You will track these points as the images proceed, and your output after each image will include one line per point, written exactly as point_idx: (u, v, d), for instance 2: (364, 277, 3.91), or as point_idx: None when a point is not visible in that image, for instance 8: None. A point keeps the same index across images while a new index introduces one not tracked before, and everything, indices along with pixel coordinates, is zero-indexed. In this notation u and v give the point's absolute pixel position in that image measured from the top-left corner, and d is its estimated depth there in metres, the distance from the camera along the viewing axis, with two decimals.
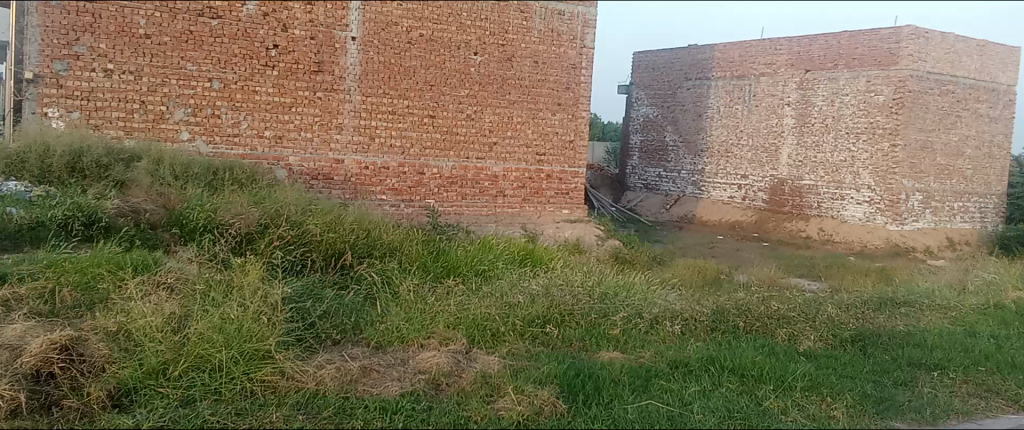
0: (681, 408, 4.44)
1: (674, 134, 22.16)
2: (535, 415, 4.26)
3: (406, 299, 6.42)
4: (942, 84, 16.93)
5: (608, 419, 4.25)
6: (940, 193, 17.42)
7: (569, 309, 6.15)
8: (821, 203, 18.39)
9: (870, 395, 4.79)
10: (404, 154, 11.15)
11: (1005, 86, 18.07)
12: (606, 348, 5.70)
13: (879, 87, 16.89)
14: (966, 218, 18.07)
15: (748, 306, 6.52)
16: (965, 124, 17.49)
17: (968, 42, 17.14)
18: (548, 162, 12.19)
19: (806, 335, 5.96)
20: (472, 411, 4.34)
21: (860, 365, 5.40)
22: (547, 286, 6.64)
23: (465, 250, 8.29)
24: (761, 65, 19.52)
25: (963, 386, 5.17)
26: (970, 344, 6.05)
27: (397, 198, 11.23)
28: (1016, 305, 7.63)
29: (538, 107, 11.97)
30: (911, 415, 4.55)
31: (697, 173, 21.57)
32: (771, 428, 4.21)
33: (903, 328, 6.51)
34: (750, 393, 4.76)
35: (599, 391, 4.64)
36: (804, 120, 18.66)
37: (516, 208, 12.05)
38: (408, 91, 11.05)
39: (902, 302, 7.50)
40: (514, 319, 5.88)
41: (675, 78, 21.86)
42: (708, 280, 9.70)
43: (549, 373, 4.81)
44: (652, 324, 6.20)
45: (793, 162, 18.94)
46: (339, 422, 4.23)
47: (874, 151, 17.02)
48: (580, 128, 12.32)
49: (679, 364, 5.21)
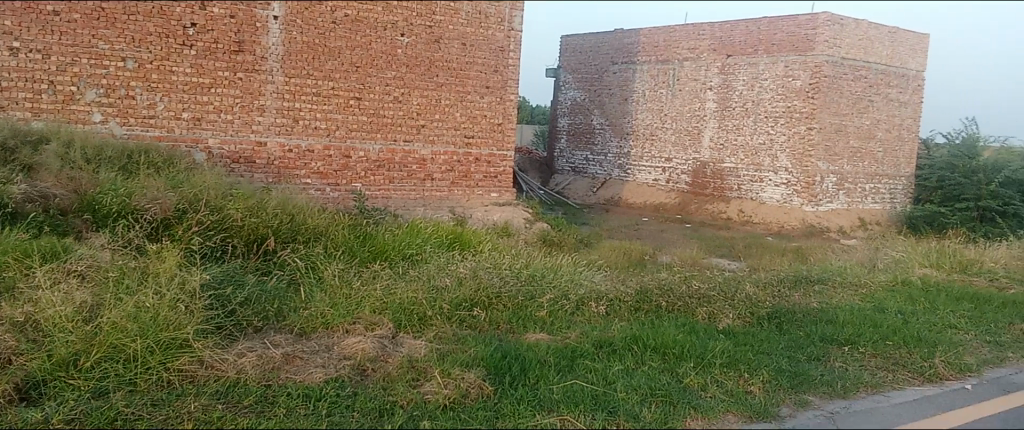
0: (605, 387, 4.50)
1: (600, 117, 22.40)
2: (461, 398, 4.25)
3: (331, 284, 6.30)
4: (856, 70, 17.57)
5: (533, 400, 4.27)
6: (853, 175, 18.12)
7: (496, 292, 6.15)
8: (741, 185, 18.89)
9: (786, 370, 4.95)
10: (329, 137, 10.94)
11: (914, 71, 18.86)
12: (533, 330, 5.73)
13: (797, 72, 17.42)
14: (877, 199, 18.85)
15: (671, 286, 6.66)
16: (877, 108, 18.20)
17: (880, 29, 17.82)
18: (476, 145, 12.14)
19: (726, 314, 6.12)
20: (397, 396, 4.30)
21: (777, 341, 5.57)
22: (475, 269, 6.63)
23: (392, 234, 8.20)
24: (685, 50, 19.87)
25: (872, 359, 5.40)
26: (879, 320, 6.32)
27: (323, 182, 11.01)
28: (920, 281, 8.00)
29: (466, 90, 11.91)
30: (822, 389, 4.73)
31: (623, 156, 21.87)
32: (691, 405, 4.31)
33: (817, 305, 6.75)
34: (672, 370, 4.86)
35: (526, 372, 4.66)
36: (725, 104, 19.10)
37: (444, 192, 11.97)
38: (333, 72, 10.82)
39: (816, 280, 7.78)
40: (441, 302, 5.85)
41: (602, 61, 22.08)
42: (633, 261, 9.86)
43: (475, 356, 4.80)
44: (578, 305, 6.26)
45: (715, 145, 19.39)
46: (260, 410, 4.14)
47: (791, 135, 17.55)
48: (508, 111, 12.31)
49: (604, 344, 5.28)
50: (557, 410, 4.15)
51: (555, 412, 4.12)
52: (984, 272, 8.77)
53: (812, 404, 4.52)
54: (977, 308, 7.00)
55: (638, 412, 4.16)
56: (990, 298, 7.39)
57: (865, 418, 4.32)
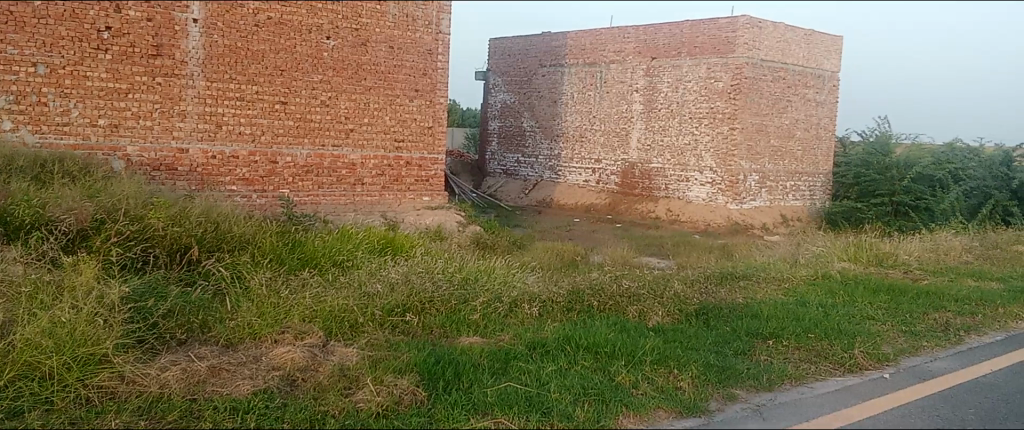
0: (538, 388, 4.52)
1: (530, 120, 22.52)
2: (395, 405, 4.20)
3: (258, 293, 6.15)
4: (775, 71, 18.14)
5: (467, 403, 4.26)
6: (775, 174, 18.68)
7: (428, 296, 6.11)
8: (668, 184, 19.25)
9: (713, 365, 5.07)
10: (254, 142, 10.69)
11: (830, 72, 19.57)
12: (466, 333, 5.70)
13: (718, 74, 17.88)
14: (798, 195, 19.48)
15: (601, 286, 6.75)
16: (796, 108, 18.82)
17: (796, 31, 18.44)
18: (406, 149, 12.05)
19: (655, 311, 6.22)
20: (328, 405, 4.23)
21: (705, 337, 5.70)
22: (407, 273, 6.57)
23: (322, 240, 8.07)
24: (611, 53, 20.17)
25: (796, 352, 5.58)
26: (801, 313, 6.53)
27: (249, 189, 10.76)
28: (839, 275, 8.29)
29: (395, 94, 11.81)
30: (749, 382, 4.87)
31: (553, 158, 22.03)
32: (623, 402, 4.37)
33: (742, 300, 6.94)
34: (604, 369, 4.92)
35: (459, 376, 4.64)
36: (651, 105, 19.46)
37: (375, 196, 11.84)
38: (256, 76, 10.59)
39: (740, 276, 7.99)
40: (373, 309, 5.78)
41: (530, 64, 22.22)
42: (565, 262, 9.94)
43: (408, 361, 4.76)
44: (511, 307, 6.27)
45: (642, 146, 19.72)
46: (185, 425, 4.01)
47: (715, 135, 18.00)
48: (438, 115, 12.26)
49: (537, 345, 5.30)
50: (491, 413, 4.15)
51: (489, 415, 4.12)
52: (899, 265, 9.14)
53: (739, 398, 4.63)
54: (892, 299, 7.30)
55: (571, 412, 4.19)
56: (904, 289, 7.71)
57: (789, 410, 4.45)
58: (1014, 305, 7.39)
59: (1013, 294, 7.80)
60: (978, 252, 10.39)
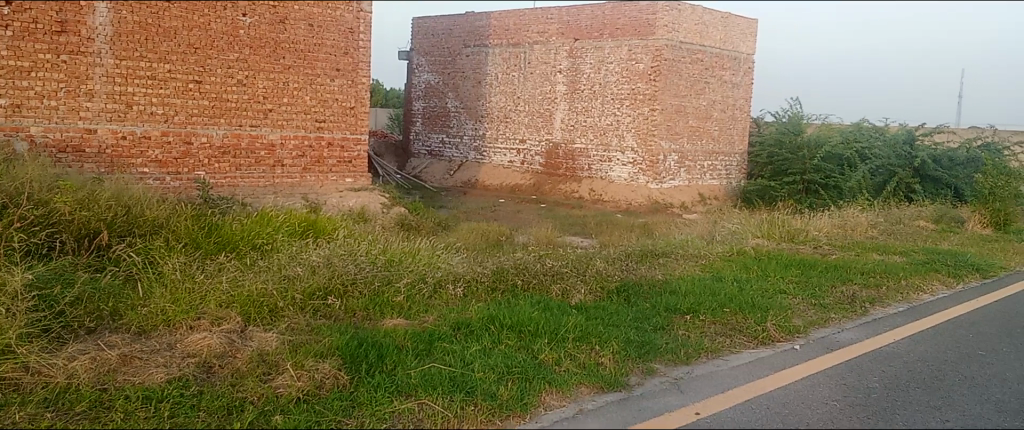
0: (462, 368, 4.52)
1: (454, 100, 22.38)
2: (316, 390, 4.14)
3: (172, 277, 5.97)
4: (693, 53, 18.53)
5: (390, 385, 4.23)
6: (693, 154, 19.11)
7: (351, 279, 6.03)
8: (591, 164, 19.48)
9: (633, 340, 5.18)
10: (167, 123, 10.30)
11: (746, 54, 20.08)
12: (390, 315, 5.64)
13: (639, 55, 18.17)
14: (717, 175, 19.98)
15: (525, 265, 6.80)
16: (714, 89, 19.27)
17: (714, 14, 18.87)
18: (328, 129, 11.81)
19: (578, 290, 6.32)
20: (247, 392, 4.13)
21: (626, 314, 5.82)
22: (329, 256, 6.46)
23: (240, 224, 7.85)
24: (535, 33, 20.21)
25: (712, 326, 5.75)
26: (717, 288, 6.73)
27: (162, 171, 10.37)
28: (753, 252, 8.56)
29: (315, 73, 11.55)
30: (667, 356, 5.00)
31: (478, 138, 21.98)
32: (546, 380, 4.41)
33: (661, 277, 7.11)
34: (527, 347, 4.96)
35: (382, 358, 4.59)
36: (574, 86, 19.61)
37: (295, 178, 11.60)
38: (169, 54, 10.20)
39: (660, 254, 8.18)
40: (293, 293, 5.66)
41: (454, 44, 22.08)
42: (491, 242, 9.97)
43: (330, 345, 4.69)
44: (435, 288, 6.25)
45: (566, 127, 19.88)
46: (95, 416, 3.88)
47: (636, 116, 18.30)
48: (360, 95, 12.05)
49: (462, 325, 5.30)
50: (414, 394, 4.13)
51: (413, 396, 4.11)
52: (809, 240, 9.50)
53: (658, 372, 4.75)
54: (802, 273, 7.59)
55: (495, 391, 4.21)
56: (814, 263, 8.03)
57: (706, 382, 4.59)
58: (914, 277, 7.80)
59: (913, 267, 8.21)
60: (882, 227, 10.88)
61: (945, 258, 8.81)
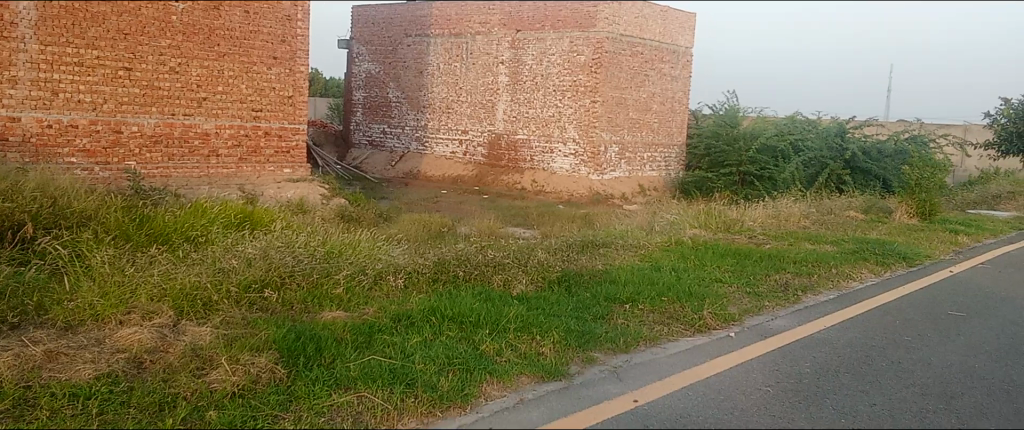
0: (402, 360, 4.48)
1: (396, 90, 22.16)
2: (252, 384, 4.06)
3: (100, 270, 5.78)
4: (633, 46, 18.74)
5: (328, 379, 4.16)
6: (633, 145, 19.35)
7: (289, 271, 5.91)
8: (533, 156, 19.55)
9: (573, 330, 5.22)
10: (95, 111, 9.95)
11: (684, 47, 20.37)
12: (328, 307, 5.56)
13: (580, 47, 18.31)
14: (656, 166, 20.26)
15: (467, 256, 6.78)
16: (653, 82, 19.51)
17: (653, 8, 19.10)
18: (265, 118, 11.57)
19: (519, 280, 6.33)
20: (179, 387, 4.03)
21: (566, 303, 5.86)
22: (265, 248, 6.33)
23: (173, 215, 7.63)
24: (476, 24, 20.14)
25: (650, 314, 5.84)
26: (656, 278, 6.84)
27: (90, 161, 10.02)
28: (690, 241, 8.71)
29: (251, 61, 11.30)
30: (607, 345, 5.06)
31: (420, 129, 21.82)
32: (487, 370, 4.42)
33: (601, 267, 7.18)
34: (468, 338, 4.95)
35: (321, 351, 4.52)
36: (516, 77, 19.61)
37: (231, 169, 11.33)
38: (97, 40, 9.85)
39: (600, 244, 8.27)
40: (227, 285, 5.53)
41: (395, 34, 21.83)
42: (432, 233, 9.93)
43: (267, 338, 4.60)
44: (375, 280, 6.17)
45: (508, 118, 19.88)
46: (18, 414, 3.76)
47: (578, 108, 18.44)
48: (299, 84, 11.84)
49: (402, 317, 5.26)
50: (353, 387, 4.08)
51: (352, 389, 4.06)
52: (744, 230, 9.72)
53: (598, 361, 4.80)
54: (737, 262, 7.77)
55: (436, 383, 4.19)
56: (748, 253, 8.22)
57: (644, 370, 4.66)
58: (844, 265, 8.06)
59: (843, 256, 8.48)
60: (815, 217, 11.17)
61: (874, 247, 9.12)
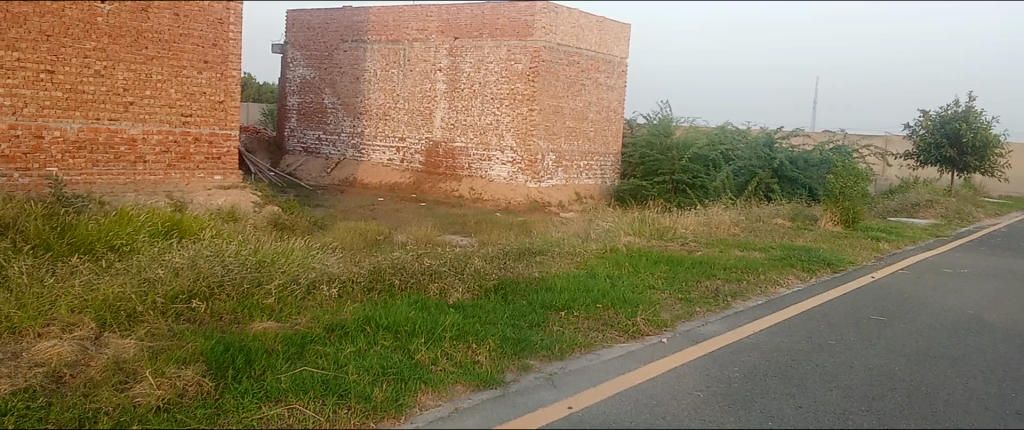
0: (335, 371, 4.41)
1: (331, 96, 21.89)
2: (177, 397, 3.94)
3: (18, 282, 5.56)
4: (569, 56, 18.96)
5: (258, 391, 4.07)
6: (569, 153, 19.53)
7: (218, 280, 5.74)
8: (471, 163, 19.53)
9: (509, 338, 5.23)
10: (15, 115, 9.53)
11: (619, 58, 20.69)
12: (259, 317, 5.42)
13: (518, 56, 18.43)
14: (592, 174, 20.46)
15: (403, 265, 6.73)
16: (589, 91, 19.76)
17: (589, 18, 19.37)
18: (194, 123, 11.28)
19: (455, 288, 6.32)
20: (101, 402, 3.89)
21: (502, 311, 5.87)
22: (194, 257, 6.17)
23: (96, 224, 7.37)
24: (413, 31, 20.07)
25: (585, 321, 5.90)
26: (591, 285, 6.91)
27: (10, 167, 9.57)
28: (624, 249, 8.83)
29: (181, 65, 11.02)
30: (542, 352, 5.09)
31: (356, 136, 21.59)
32: (422, 380, 4.39)
33: (537, 274, 7.22)
34: (403, 347, 4.91)
35: (250, 363, 4.41)
36: (453, 85, 19.59)
37: (159, 175, 11.01)
38: (18, 41, 9.47)
39: (537, 251, 8.32)
40: (153, 296, 5.35)
41: (331, 39, 21.57)
42: (368, 242, 9.83)
43: (194, 350, 4.47)
44: (309, 289, 6.06)
45: (445, 125, 19.84)
46: None
47: (515, 116, 18.54)
48: (230, 89, 11.61)
49: (335, 327, 5.18)
50: (284, 399, 4.00)
51: (283, 402, 3.98)
52: (677, 238, 9.92)
53: (533, 369, 4.82)
54: (670, 269, 7.92)
55: (370, 393, 4.14)
56: (681, 260, 8.38)
57: (578, 377, 4.70)
58: (771, 271, 8.29)
59: (771, 263, 8.71)
60: (744, 225, 11.46)
61: (800, 253, 9.40)
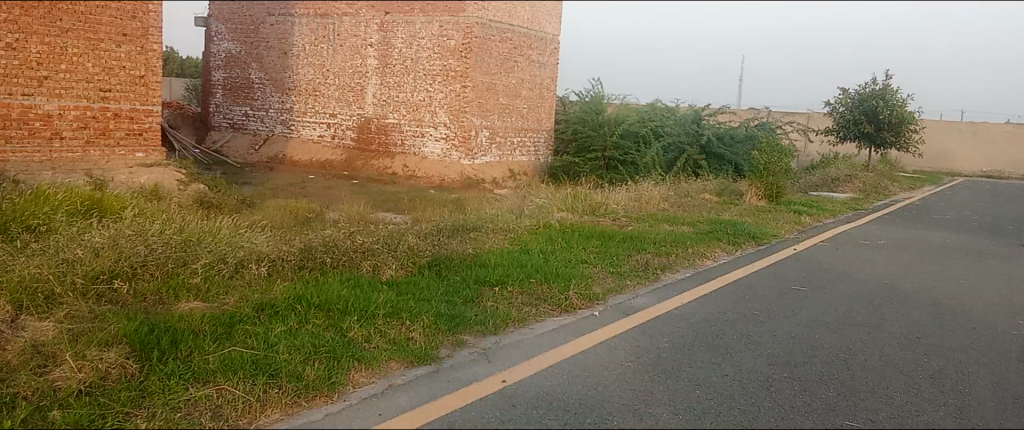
0: (266, 351, 4.35)
1: (258, 71, 21.35)
2: (100, 380, 3.84)
3: None
4: (501, 32, 18.91)
5: (185, 372, 3.98)
6: (503, 130, 19.53)
7: (142, 260, 5.57)
8: (404, 140, 19.32)
9: (443, 314, 5.24)
10: None
11: (551, 35, 20.73)
12: (184, 297, 5.28)
13: (450, 32, 18.29)
14: (525, 151, 20.51)
15: (335, 243, 6.65)
16: (521, 68, 19.76)
17: None
18: (114, 99, 10.84)
19: (388, 265, 6.29)
20: (17, 386, 3.77)
21: (436, 288, 5.88)
22: (115, 236, 5.98)
23: (10, 203, 7.06)
24: (343, 5, 19.69)
25: (519, 296, 5.96)
26: (524, 260, 6.97)
27: None
28: (557, 225, 8.91)
29: (98, 38, 10.57)
30: (476, 327, 5.12)
31: (285, 112, 21.13)
32: (355, 357, 4.37)
33: (471, 251, 7.24)
34: (335, 325, 4.87)
35: (176, 344, 4.30)
36: (385, 61, 19.30)
37: (77, 153, 10.56)
38: None
39: (471, 228, 8.33)
40: (72, 277, 5.19)
41: (257, 12, 21.01)
42: (299, 220, 9.66)
43: (117, 332, 4.34)
44: (237, 268, 5.93)
45: (377, 102, 19.55)
46: None
47: (448, 92, 18.39)
48: (151, 63, 11.16)
49: (265, 306, 5.10)
50: (212, 380, 3.93)
51: (211, 382, 3.91)
52: (608, 213, 10.06)
53: (467, 344, 4.85)
54: (602, 244, 8.04)
55: (301, 372, 4.09)
56: (612, 235, 8.51)
57: (512, 351, 4.76)
58: (699, 245, 8.50)
59: (699, 237, 8.93)
60: (673, 200, 11.70)
61: (726, 227, 9.65)
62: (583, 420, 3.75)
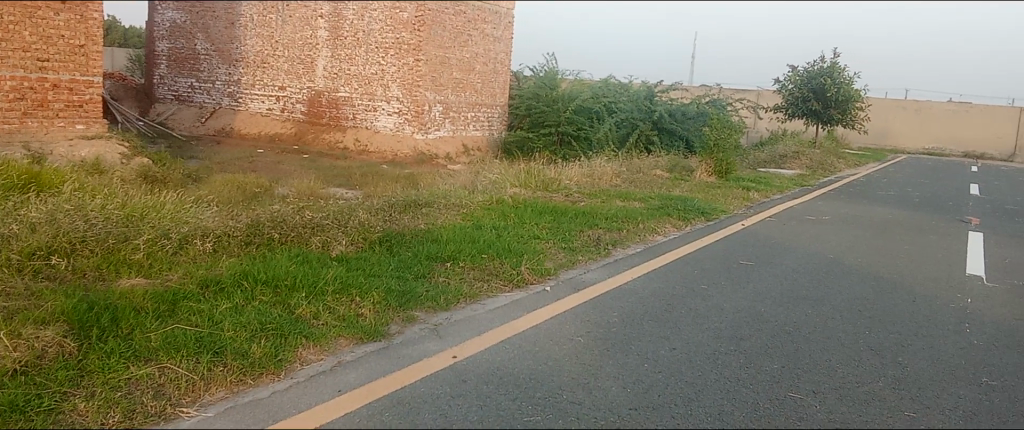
0: (210, 328, 4.26)
1: (204, 42, 20.96)
2: (36, 359, 3.73)
3: None
4: (455, 5, 18.69)
5: (126, 351, 3.89)
6: (456, 105, 19.38)
7: (80, 236, 5.41)
8: (356, 114, 19.00)
9: (394, 290, 5.21)
10: None
11: (506, 9, 20.48)
12: (126, 273, 5.15)
13: (403, 4, 17.97)
14: (479, 126, 20.39)
15: (284, 218, 6.53)
16: (475, 43, 19.58)
17: None
18: (52, 69, 10.47)
19: (338, 241, 6.21)
20: None
21: (387, 264, 5.83)
22: (53, 211, 5.79)
23: None
24: None
25: (470, 271, 5.95)
26: (476, 236, 6.95)
27: None
28: (510, 200, 8.90)
29: (35, 5, 10.19)
30: (427, 303, 5.10)
31: (232, 84, 20.71)
32: (303, 334, 4.31)
33: (423, 226, 7.20)
34: (283, 302, 4.80)
35: (117, 322, 4.19)
36: (336, 33, 18.93)
37: (14, 124, 10.18)
38: None
39: (422, 203, 8.26)
40: (6, 254, 5.02)
41: None
42: (247, 195, 9.47)
43: (54, 310, 4.21)
44: (181, 244, 5.80)
45: (328, 74, 19.19)
46: None
47: (401, 66, 18.10)
48: (92, 32, 10.77)
49: (210, 282, 4.99)
50: (154, 359, 3.85)
51: (153, 361, 3.83)
52: (561, 189, 10.09)
53: (418, 320, 4.83)
54: (554, 219, 8.05)
55: (247, 350, 4.03)
56: (565, 211, 8.53)
57: (462, 327, 4.75)
58: (650, 221, 8.58)
59: (650, 212, 9.01)
60: (625, 176, 11.78)
61: (676, 203, 9.74)
62: (533, 394, 3.77)
